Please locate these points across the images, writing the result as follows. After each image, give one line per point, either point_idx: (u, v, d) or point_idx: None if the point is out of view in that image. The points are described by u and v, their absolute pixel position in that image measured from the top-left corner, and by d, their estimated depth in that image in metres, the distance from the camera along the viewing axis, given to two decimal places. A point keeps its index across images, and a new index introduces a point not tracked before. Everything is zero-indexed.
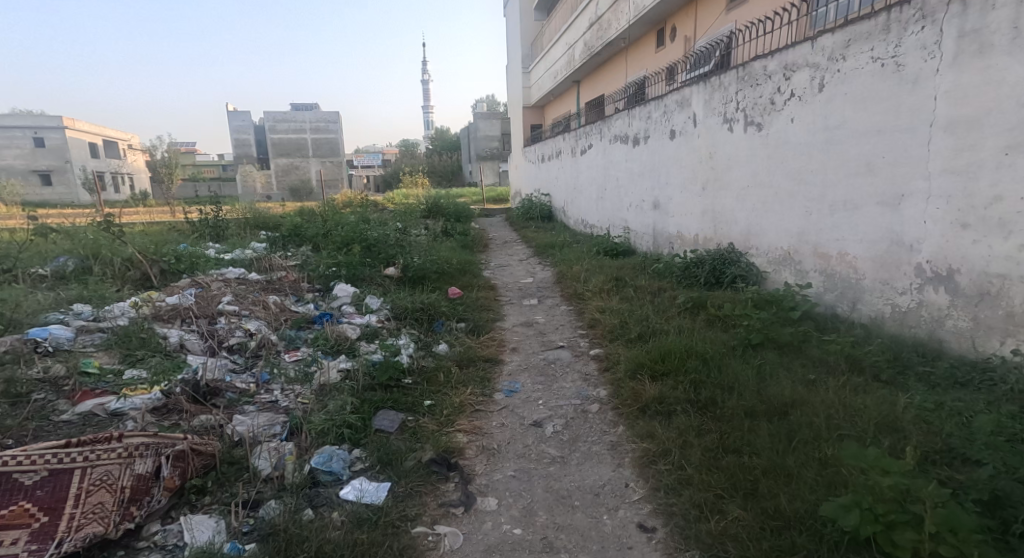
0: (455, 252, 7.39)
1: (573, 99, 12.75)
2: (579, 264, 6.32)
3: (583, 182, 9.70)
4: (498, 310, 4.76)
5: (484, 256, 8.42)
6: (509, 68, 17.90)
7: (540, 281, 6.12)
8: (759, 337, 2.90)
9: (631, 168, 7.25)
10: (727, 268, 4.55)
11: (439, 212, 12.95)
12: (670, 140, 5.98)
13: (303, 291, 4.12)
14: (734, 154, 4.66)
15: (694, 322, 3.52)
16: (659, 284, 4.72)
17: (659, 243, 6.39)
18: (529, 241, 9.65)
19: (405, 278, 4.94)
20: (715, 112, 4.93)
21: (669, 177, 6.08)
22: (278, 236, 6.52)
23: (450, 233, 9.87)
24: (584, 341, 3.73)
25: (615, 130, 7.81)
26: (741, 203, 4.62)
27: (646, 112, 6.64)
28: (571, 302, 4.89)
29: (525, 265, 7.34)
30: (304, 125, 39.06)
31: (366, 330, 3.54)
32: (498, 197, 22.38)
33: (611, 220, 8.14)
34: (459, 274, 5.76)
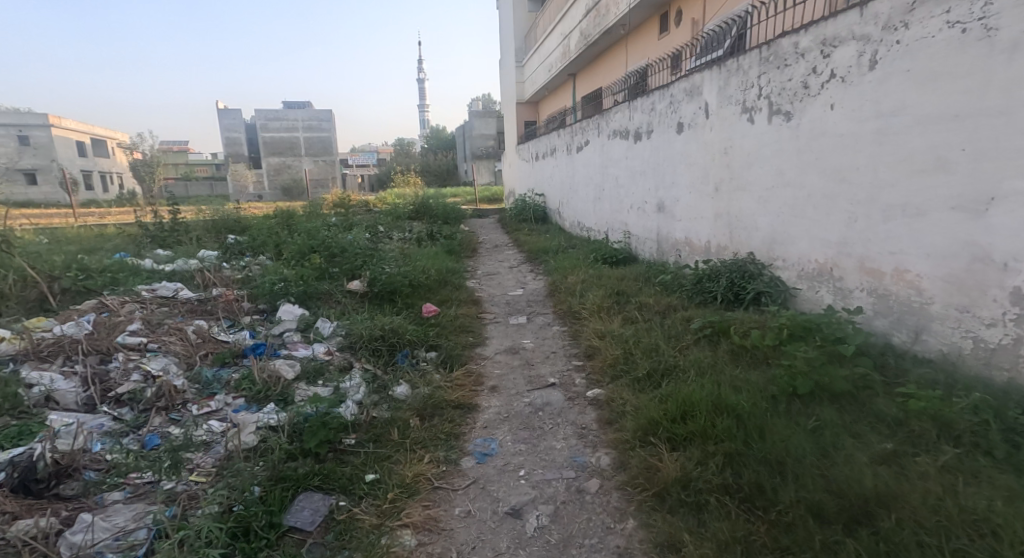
0: (439, 260, 6.69)
1: (569, 93, 12.06)
2: (575, 274, 5.63)
3: (580, 182, 9.02)
4: (480, 333, 4.08)
5: (472, 263, 7.73)
6: (503, 63, 17.20)
7: (531, 294, 5.44)
8: (808, 386, 2.22)
9: (632, 167, 6.56)
10: (748, 283, 3.88)
11: (427, 214, 12.25)
12: (676, 134, 5.29)
13: (240, 314, 3.42)
14: (755, 150, 3.98)
15: (716, 356, 2.84)
16: (667, 301, 4.04)
17: (664, 251, 5.72)
18: (522, 245, 8.97)
19: (372, 293, 4.24)
20: (731, 101, 4.25)
21: (676, 176, 5.39)
22: (236, 243, 5.81)
23: (436, 236, 9.18)
24: (580, 377, 3.05)
25: (614, 124, 7.12)
26: (764, 206, 3.94)
27: (649, 104, 5.96)
28: (565, 321, 4.21)
29: (515, 274, 6.66)
30: (295, 123, 38.27)
31: (307, 367, 2.83)
32: (493, 197, 21.67)
33: (610, 223, 7.47)
34: (438, 287, 5.06)
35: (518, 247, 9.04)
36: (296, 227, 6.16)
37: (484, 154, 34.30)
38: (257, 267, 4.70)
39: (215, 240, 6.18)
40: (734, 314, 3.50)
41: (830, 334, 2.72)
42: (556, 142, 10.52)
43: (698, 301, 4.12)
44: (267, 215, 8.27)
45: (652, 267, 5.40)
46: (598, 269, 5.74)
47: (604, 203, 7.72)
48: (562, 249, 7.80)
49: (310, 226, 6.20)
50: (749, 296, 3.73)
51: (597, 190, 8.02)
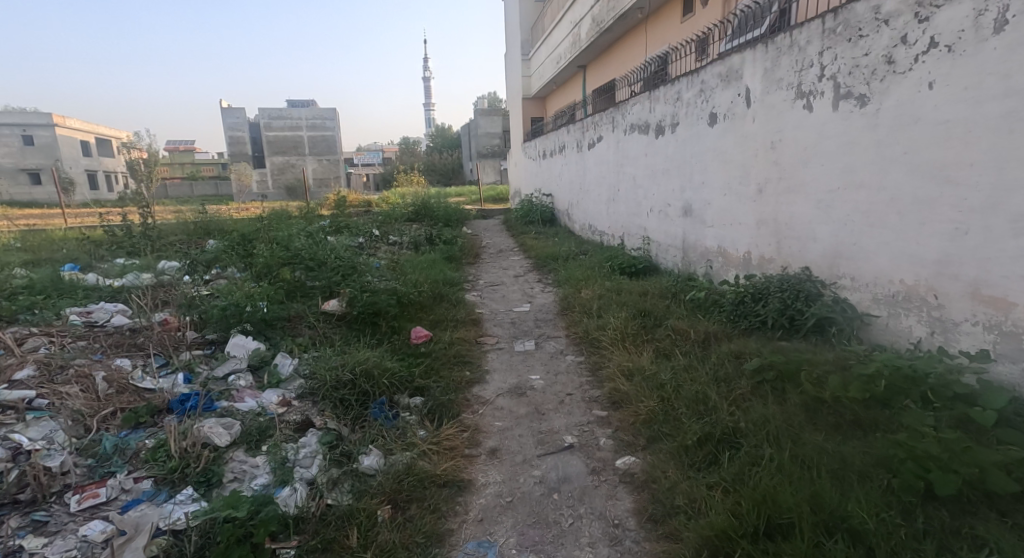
0: (437, 270, 6.00)
1: (579, 86, 11.37)
2: (591, 288, 4.94)
3: (591, 181, 8.33)
4: (479, 366, 3.40)
5: (475, 271, 7.08)
6: (509, 57, 16.48)
7: (540, 310, 4.75)
8: (953, 486, 1.53)
9: (653, 166, 5.86)
10: (806, 307, 3.19)
11: (428, 215, 11.59)
12: (708, 127, 4.60)
13: (179, 349, 2.73)
14: (814, 144, 3.28)
15: (787, 415, 2.14)
16: (707, 326, 3.34)
17: (691, 260, 5.04)
18: (528, 250, 8.30)
19: (351, 318, 3.56)
20: (782, 85, 3.55)
21: (707, 176, 4.69)
22: (207, 250, 5.14)
23: (436, 241, 8.52)
24: (604, 437, 2.38)
25: (631, 117, 6.42)
26: (825, 212, 3.23)
27: (674, 93, 5.24)
28: (581, 351, 3.52)
29: (522, 286, 5.97)
30: (299, 121, 37.74)
31: (249, 428, 2.15)
32: (499, 197, 21.01)
33: (626, 227, 6.77)
34: (432, 305, 4.38)
35: (525, 253, 8.35)
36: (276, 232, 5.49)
37: (489, 152, 33.62)
38: (220, 283, 4.05)
39: (187, 247, 5.52)
40: (795, 349, 2.80)
41: (946, 389, 2.02)
42: (566, 140, 9.81)
43: (743, 327, 3.42)
44: (253, 218, 7.63)
45: (679, 281, 4.70)
46: (616, 282, 5.05)
47: (619, 205, 7.02)
48: (573, 256, 7.11)
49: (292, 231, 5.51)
50: (808, 322, 3.02)
51: (612, 191, 7.32)
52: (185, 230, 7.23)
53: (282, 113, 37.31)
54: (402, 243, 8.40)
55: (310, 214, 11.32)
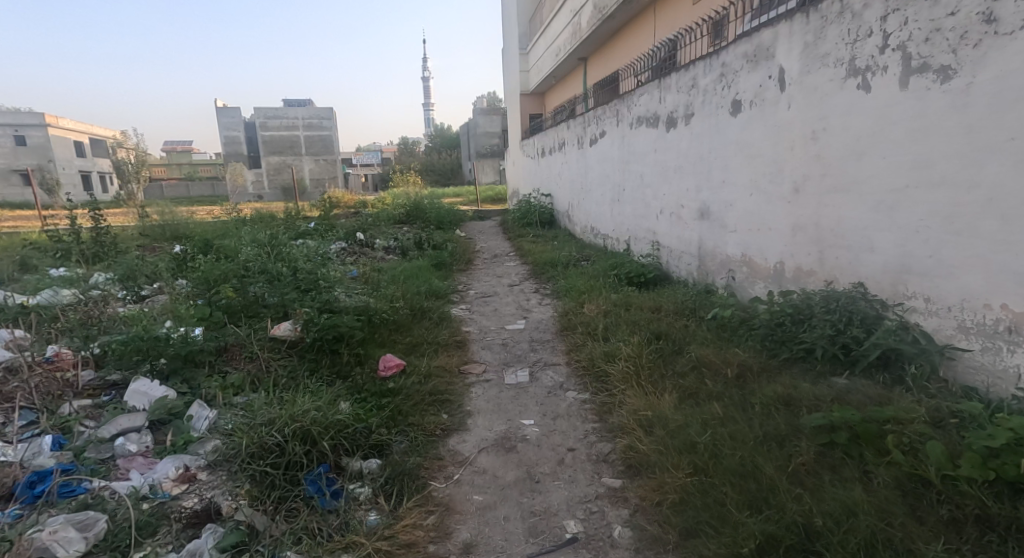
0: (422, 281, 5.37)
1: (579, 80, 10.76)
2: (595, 303, 4.32)
3: (593, 180, 7.72)
4: (460, 406, 2.77)
5: (466, 280, 6.46)
6: (507, 51, 15.84)
7: (537, 329, 4.12)
8: None
9: (663, 163, 5.24)
10: (865, 334, 2.57)
11: (420, 217, 10.96)
12: (729, 117, 3.98)
13: (62, 399, 2.12)
14: (872, 131, 2.66)
15: (881, 506, 1.52)
16: (739, 357, 2.73)
17: (710, 270, 4.43)
18: (526, 255, 7.69)
19: (303, 346, 2.94)
20: (827, 61, 2.93)
21: (728, 173, 4.07)
22: (155, 260, 4.51)
23: (425, 245, 7.90)
24: (620, 525, 1.76)
25: (638, 110, 5.80)
26: (887, 216, 2.61)
27: (688, 80, 4.61)
28: (586, 386, 2.90)
29: (518, 297, 5.36)
30: (295, 121, 37.11)
31: (120, 526, 1.54)
32: (497, 197, 20.39)
33: (633, 231, 6.15)
34: (409, 325, 3.75)
35: (522, 258, 7.73)
36: (237, 238, 4.86)
37: (488, 152, 33.04)
38: (155, 302, 3.42)
39: (136, 256, 4.88)
40: (861, 392, 2.19)
41: None
42: (566, 136, 9.19)
43: (782, 356, 2.81)
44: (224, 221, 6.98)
45: (697, 294, 4.08)
46: (624, 294, 4.44)
47: (625, 207, 6.40)
48: (574, 263, 6.48)
49: (255, 237, 4.88)
50: (871, 354, 2.41)
51: (616, 191, 6.69)
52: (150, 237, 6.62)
53: (278, 113, 36.71)
54: (388, 249, 7.78)
55: (294, 218, 10.68)
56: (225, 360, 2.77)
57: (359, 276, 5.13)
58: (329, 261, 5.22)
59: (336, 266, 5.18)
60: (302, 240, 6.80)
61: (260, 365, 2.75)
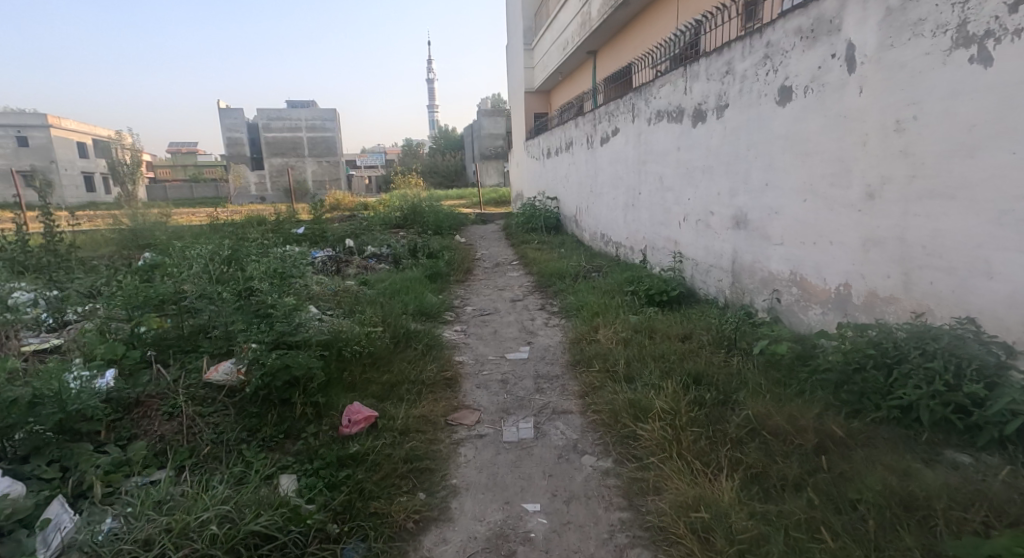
0: (412, 298, 4.72)
1: (588, 75, 10.13)
2: (612, 329, 3.67)
3: (604, 183, 7.08)
4: (445, 478, 2.13)
5: (464, 293, 5.83)
6: (511, 48, 15.25)
7: (543, 360, 3.47)
8: None
9: (689, 164, 4.58)
10: (988, 391, 1.92)
11: (417, 222, 10.32)
12: (776, 107, 3.32)
13: None
14: (996, 117, 2.00)
15: None
16: (813, 417, 2.08)
17: (748, 289, 3.78)
18: (530, 265, 7.05)
19: (242, 396, 2.28)
20: (920, 29, 2.28)
21: (773, 175, 3.42)
22: (98, 277, 3.88)
23: (421, 254, 7.26)
24: None
25: (658, 103, 5.15)
26: (1017, 232, 1.96)
27: (720, 66, 3.96)
28: (607, 449, 2.26)
29: (522, 316, 4.71)
30: (298, 122, 36.60)
31: None
32: (501, 200, 19.81)
33: (651, 241, 5.49)
34: (389, 359, 3.10)
35: (526, 267, 7.10)
36: (197, 252, 4.23)
37: (493, 154, 32.48)
38: (73, 334, 2.77)
39: (81, 273, 4.25)
40: (1011, 487, 1.54)
41: None
42: (574, 136, 8.53)
43: (868, 414, 2.16)
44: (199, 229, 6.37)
45: (736, 320, 3.42)
46: (646, 318, 3.79)
47: (641, 213, 5.73)
48: (584, 276, 5.83)
49: (219, 251, 4.25)
50: (1010, 424, 1.78)
51: (631, 196, 6.04)
52: (124, 249, 6.38)
53: (280, 113, 36.26)
54: (379, 257, 7.15)
55: (284, 224, 10.06)
56: (137, 422, 2.07)
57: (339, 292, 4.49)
58: (305, 277, 4.58)
59: (314, 283, 4.54)
60: (283, 251, 6.18)
61: (178, 425, 2.08)
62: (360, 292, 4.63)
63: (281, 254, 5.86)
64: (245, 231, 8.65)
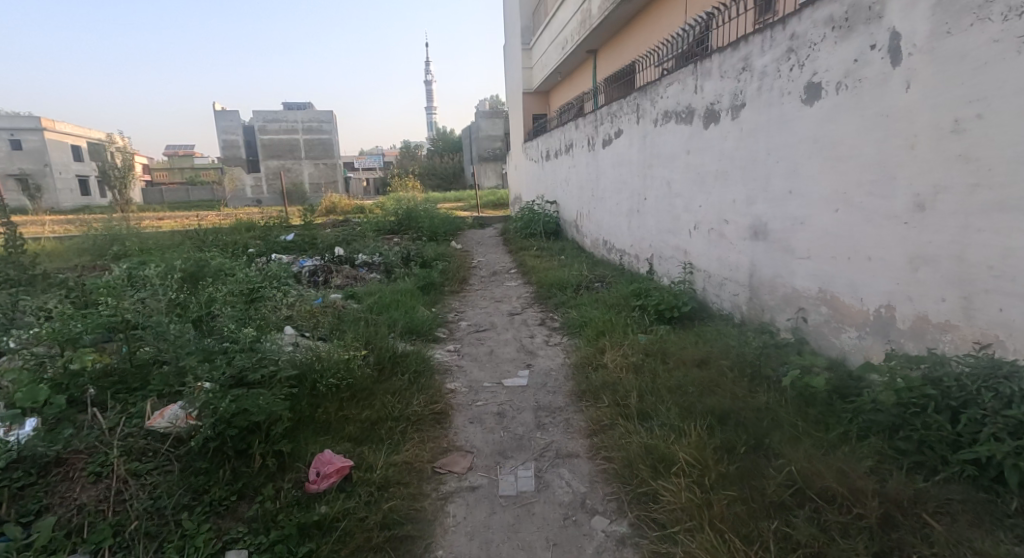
0: (402, 314, 4.37)
1: (588, 74, 9.79)
2: (619, 351, 3.33)
3: (606, 188, 6.76)
4: (430, 549, 1.80)
5: (459, 306, 5.49)
6: (509, 48, 14.93)
7: (544, 388, 3.13)
8: None
9: (700, 169, 4.24)
10: None
11: (412, 227, 9.98)
12: (801, 106, 2.99)
13: None
14: None
15: None
16: (867, 476, 1.76)
17: (769, 307, 3.45)
18: (529, 274, 6.72)
19: (189, 448, 1.95)
20: (985, 13, 1.94)
21: (797, 182, 3.09)
22: (55, 297, 3.54)
23: (415, 263, 6.93)
24: None
25: (665, 102, 4.82)
26: None
27: (736, 62, 3.62)
28: (622, 510, 1.93)
29: (520, 333, 4.37)
30: (294, 124, 36.24)
31: None
32: (500, 203, 19.50)
33: (659, 250, 5.16)
34: (372, 391, 2.76)
35: (524, 276, 6.76)
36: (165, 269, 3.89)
37: (491, 156, 32.17)
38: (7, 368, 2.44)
39: (40, 291, 3.91)
40: None
41: None
42: (574, 138, 8.20)
43: (931, 469, 1.83)
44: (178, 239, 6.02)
45: (757, 342, 3.09)
46: (657, 338, 3.45)
47: (648, 220, 5.40)
48: (587, 286, 5.49)
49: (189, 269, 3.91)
50: None
51: (637, 201, 5.70)
52: (100, 260, 6.04)
53: (276, 116, 35.93)
54: (370, 266, 6.81)
55: (274, 231, 9.71)
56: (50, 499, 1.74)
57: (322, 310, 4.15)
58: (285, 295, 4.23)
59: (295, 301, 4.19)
60: (266, 262, 5.84)
61: (105, 489, 1.78)
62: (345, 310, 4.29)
63: (264, 266, 5.51)
64: (232, 239, 8.31)
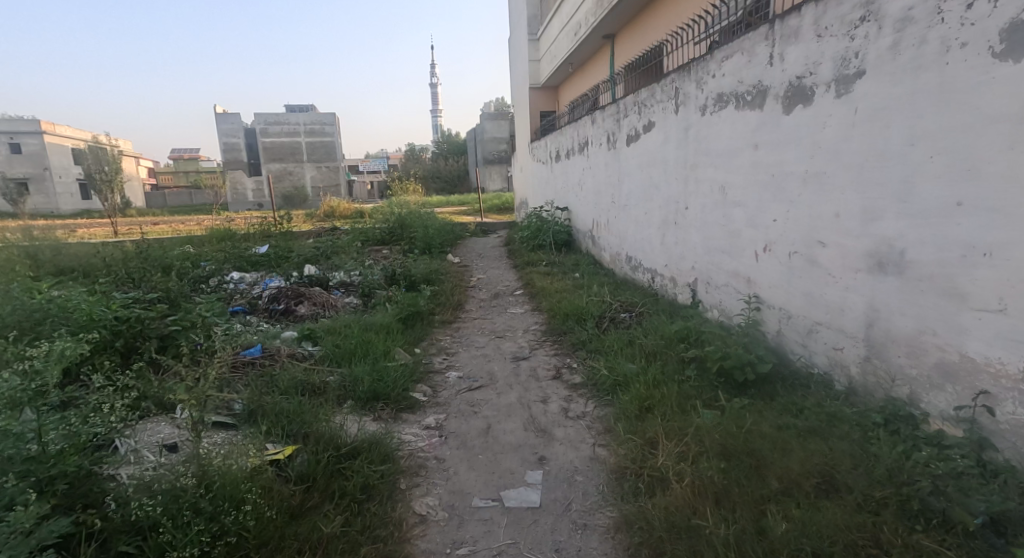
0: (369, 368, 3.26)
1: (604, 63, 8.65)
2: (681, 450, 2.19)
3: (632, 193, 5.61)
4: None
5: (452, 344, 4.36)
6: (515, 41, 13.82)
7: (566, 516, 2.00)
8: None
9: (777, 170, 3.10)
10: None
11: (404, 238, 8.88)
12: (991, 63, 1.84)
13: None
14: None
15: None
16: None
17: (905, 378, 2.29)
18: (538, 298, 5.58)
19: None
20: None
21: (973, 190, 1.94)
22: None
23: (402, 284, 5.81)
24: None
25: (720, 82, 3.67)
26: None
27: (848, 11, 2.46)
28: None
29: (528, 394, 3.24)
30: (296, 127, 35.26)
31: None
32: (505, 208, 18.38)
33: (711, 275, 4.03)
34: (278, 544, 1.70)
35: (533, 301, 5.62)
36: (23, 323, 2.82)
37: (496, 159, 31.10)
38: None
39: None
40: None
41: None
42: (590, 135, 7.06)
43: None
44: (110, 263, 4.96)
45: (907, 447, 1.96)
46: (731, 424, 2.32)
47: (695, 236, 4.27)
48: (611, 321, 4.36)
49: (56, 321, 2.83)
50: None
51: (677, 212, 4.57)
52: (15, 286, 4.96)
53: (276, 118, 35.04)
54: (347, 289, 5.80)
55: (251, 242, 8.67)
56: None
57: (257, 369, 3.08)
58: (205, 346, 3.15)
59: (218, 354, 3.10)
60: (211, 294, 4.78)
61: None
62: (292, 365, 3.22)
63: (205, 298, 4.43)
64: (196, 254, 7.23)
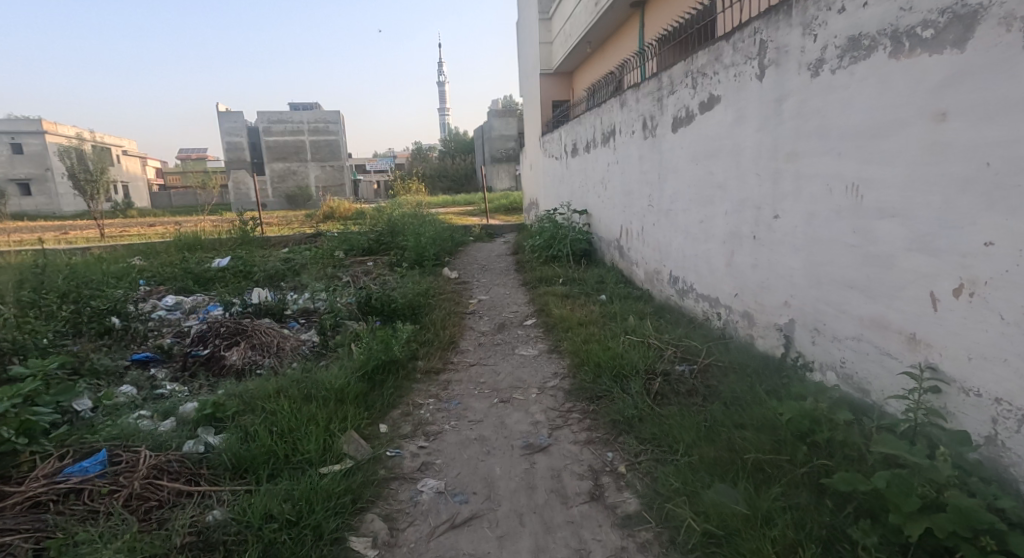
0: (283, 493, 2.03)
1: (631, 37, 7.28)
2: None
3: (684, 194, 4.26)
4: None
5: (437, 416, 3.05)
6: (523, 24, 12.49)
7: None
8: None
9: (999, 154, 1.73)
10: None
11: (395, 247, 7.58)
12: None
13: None
14: None
15: None
16: None
17: None
18: (557, 335, 4.26)
19: None
20: None
21: None
22: None
23: (381, 318, 4.54)
24: None
25: (856, 16, 2.30)
26: None
27: None
28: None
29: (551, 543, 1.91)
30: (299, 125, 34.20)
31: None
32: (513, 209, 17.08)
33: (825, 318, 2.67)
34: None
35: (549, 338, 4.31)
36: None
37: (505, 158, 29.76)
38: None
39: None
40: None
41: None
42: (618, 123, 5.70)
43: None
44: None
45: None
46: None
47: (792, 258, 2.91)
48: (664, 384, 3.03)
49: None
50: None
51: (759, 221, 3.22)
52: None
53: (278, 117, 33.96)
54: (308, 320, 4.51)
55: (216, 253, 7.41)
56: None
57: (82, 511, 1.85)
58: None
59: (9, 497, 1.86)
60: (105, 349, 3.53)
61: None
62: (149, 488, 1.98)
63: (85, 355, 3.16)
64: (140, 273, 5.97)
